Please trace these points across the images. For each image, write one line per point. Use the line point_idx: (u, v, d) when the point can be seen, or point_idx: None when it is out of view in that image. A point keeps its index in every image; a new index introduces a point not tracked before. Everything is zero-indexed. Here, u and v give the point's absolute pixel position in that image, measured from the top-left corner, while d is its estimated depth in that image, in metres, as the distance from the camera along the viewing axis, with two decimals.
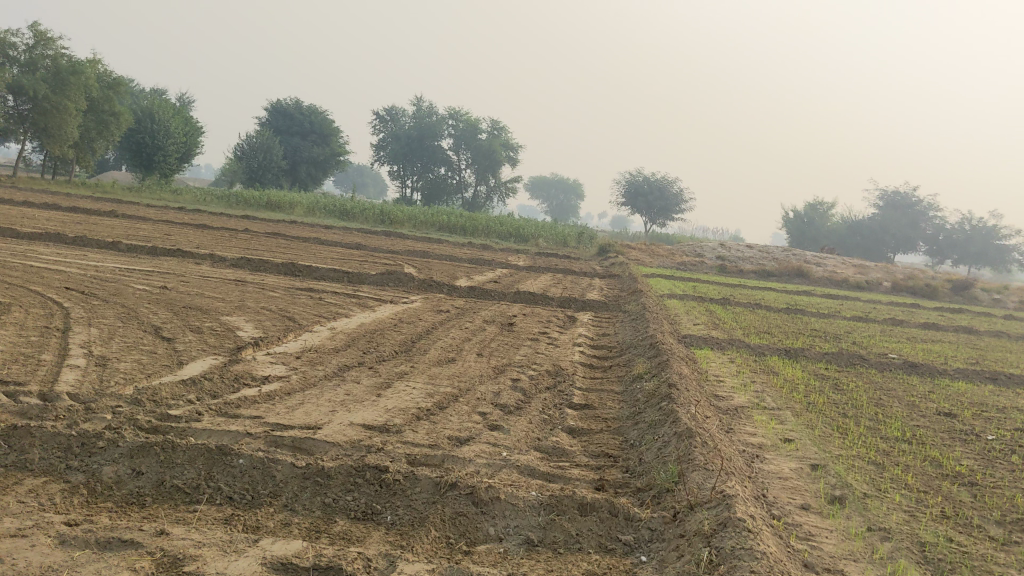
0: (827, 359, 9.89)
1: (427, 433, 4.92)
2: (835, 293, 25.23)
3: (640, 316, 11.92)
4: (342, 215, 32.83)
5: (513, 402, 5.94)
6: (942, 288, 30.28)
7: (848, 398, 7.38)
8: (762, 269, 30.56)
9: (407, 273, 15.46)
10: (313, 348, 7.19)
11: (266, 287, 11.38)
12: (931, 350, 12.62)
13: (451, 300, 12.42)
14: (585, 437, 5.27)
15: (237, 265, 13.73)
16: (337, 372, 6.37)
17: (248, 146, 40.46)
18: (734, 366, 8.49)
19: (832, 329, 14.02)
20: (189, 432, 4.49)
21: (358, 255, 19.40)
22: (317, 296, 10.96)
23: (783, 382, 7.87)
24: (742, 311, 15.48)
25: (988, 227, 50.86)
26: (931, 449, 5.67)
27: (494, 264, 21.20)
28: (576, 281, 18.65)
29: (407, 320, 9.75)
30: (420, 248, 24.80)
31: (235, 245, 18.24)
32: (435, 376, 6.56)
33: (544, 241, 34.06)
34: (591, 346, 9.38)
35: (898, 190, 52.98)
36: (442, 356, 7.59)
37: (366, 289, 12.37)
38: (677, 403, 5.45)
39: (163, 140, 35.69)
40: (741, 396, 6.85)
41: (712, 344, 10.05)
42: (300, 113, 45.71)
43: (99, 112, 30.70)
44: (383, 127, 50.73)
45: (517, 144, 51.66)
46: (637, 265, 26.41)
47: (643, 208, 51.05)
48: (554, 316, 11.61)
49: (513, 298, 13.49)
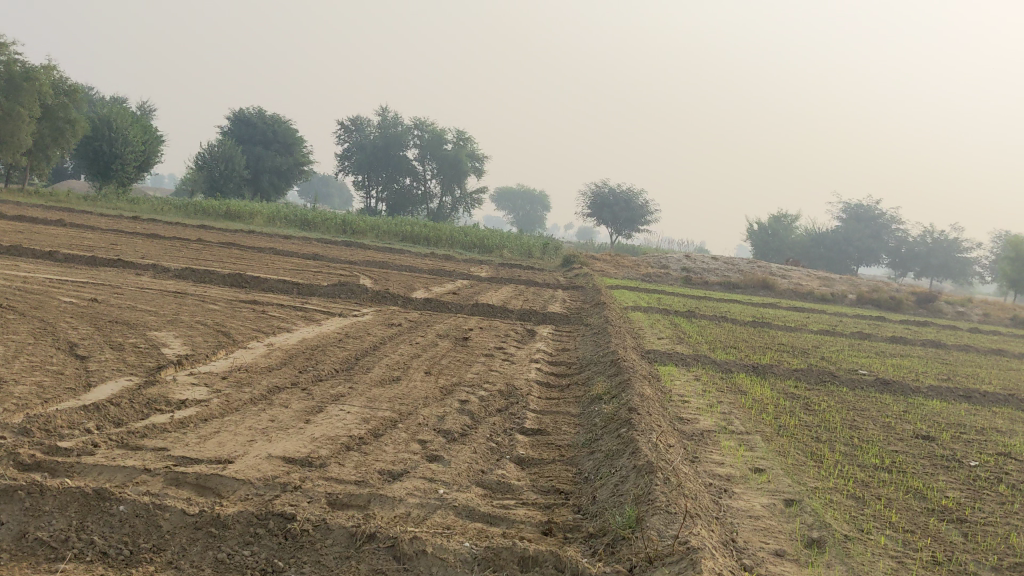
0: (796, 376, 9.43)
1: (353, 467, 4.35)
2: (801, 306, 24.96)
3: (602, 330, 11.41)
4: (303, 225, 32.08)
5: (457, 428, 5.39)
6: (906, 301, 30.18)
7: (820, 420, 6.91)
8: (727, 282, 30.29)
9: (361, 284, 14.89)
10: (242, 367, 6.60)
11: (206, 300, 10.72)
12: (900, 366, 12.23)
13: (405, 313, 11.83)
14: (534, 469, 4.72)
15: (180, 276, 13.05)
16: (265, 396, 5.78)
17: (210, 154, 39.53)
18: (699, 384, 8.00)
19: (799, 343, 13.60)
20: (76, 470, 3.90)
21: (313, 265, 18.77)
22: (261, 309, 10.33)
23: (751, 402, 7.38)
24: (707, 325, 15.04)
25: (948, 239, 51.84)
26: (913, 479, 5.20)
27: (454, 276, 20.66)
28: (538, 293, 18.15)
29: (354, 335, 9.17)
30: (380, 258, 24.19)
31: (184, 255, 17.52)
32: (375, 399, 6.00)
33: (508, 252, 33.54)
34: (549, 362, 8.85)
35: (861, 203, 53.22)
36: (387, 374, 7.03)
37: (314, 302, 11.74)
38: (638, 429, 4.94)
39: (121, 148, 34.74)
40: (708, 420, 6.34)
41: (676, 360, 9.56)
42: (263, 122, 44.88)
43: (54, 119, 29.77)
44: (347, 138, 50.00)
45: (483, 155, 51.19)
46: (600, 275, 26.02)
47: (609, 220, 50.72)
48: (512, 330, 11.07)
49: (470, 311, 12.93)
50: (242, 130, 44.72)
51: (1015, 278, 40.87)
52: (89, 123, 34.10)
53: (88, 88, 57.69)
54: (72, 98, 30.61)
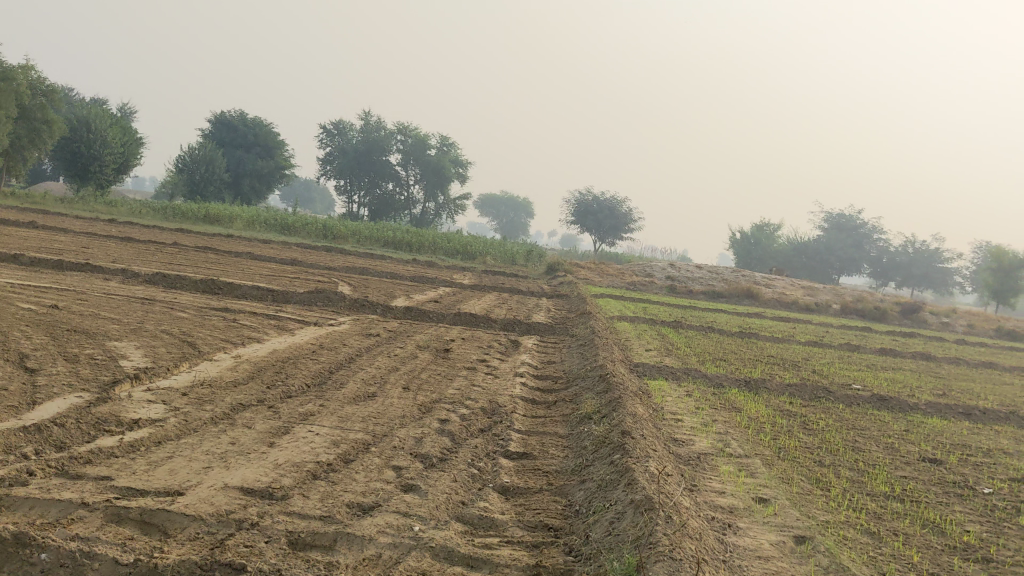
0: (790, 391, 9.06)
1: (318, 500, 3.92)
2: (787, 316, 24.66)
3: (587, 342, 11.01)
4: (283, 230, 31.52)
5: (435, 452, 4.98)
6: (891, 311, 30.00)
7: (820, 441, 6.53)
8: (711, 291, 29.98)
9: (340, 291, 14.43)
10: (206, 382, 6.15)
11: (175, 307, 10.24)
12: (893, 380, 11.88)
13: (383, 322, 11.39)
14: (520, 500, 4.31)
15: (150, 282, 12.56)
16: (227, 415, 5.33)
17: (190, 157, 38.89)
18: (692, 401, 7.61)
19: (789, 356, 13.24)
20: (4, 505, 3.47)
21: (291, 271, 18.29)
22: (231, 318, 9.86)
23: (747, 420, 6.99)
24: (695, 336, 14.67)
25: (929, 249, 52.08)
26: (928, 510, 4.83)
27: (436, 283, 20.26)
28: (521, 301, 17.73)
29: (328, 346, 8.73)
30: (361, 264, 23.71)
31: (158, 259, 17.00)
32: (348, 418, 5.57)
33: (492, 259, 33.15)
34: (534, 376, 8.44)
35: (842, 212, 53.17)
36: (363, 390, 6.61)
37: (289, 310, 11.29)
38: (634, 455, 4.54)
39: (99, 150, 34.07)
40: (704, 441, 5.94)
41: (666, 374, 9.17)
42: (244, 125, 44.31)
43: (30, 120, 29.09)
44: (330, 142, 49.48)
45: (466, 160, 50.82)
46: (585, 284, 25.67)
47: (593, 227, 50.40)
48: (495, 341, 10.64)
49: (452, 320, 12.51)
50: (223, 133, 44.12)
51: (998, 289, 40.80)
52: (67, 124, 33.44)
53: (68, 90, 56.93)
54: (50, 99, 30.01)
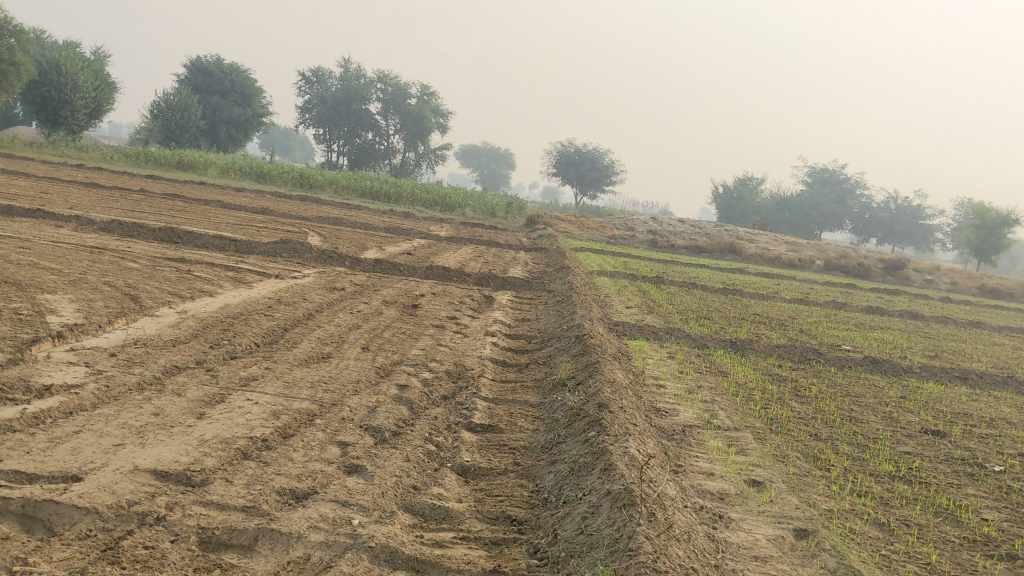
0: (777, 353, 8.56)
1: (244, 485, 3.37)
2: (770, 272, 24.23)
3: (565, 298, 10.46)
4: (258, 178, 30.64)
5: (388, 425, 4.41)
6: (874, 268, 29.62)
7: (814, 411, 6.04)
8: (694, 245, 29.46)
9: (309, 242, 13.76)
10: (140, 340, 5.53)
11: (125, 257, 9.55)
12: (883, 341, 11.42)
13: (351, 275, 10.77)
14: (482, 485, 3.76)
15: (105, 229, 11.83)
16: (156, 381, 4.72)
17: (165, 103, 37.74)
18: (675, 364, 7.09)
19: (774, 314, 12.75)
20: None
21: (260, 220, 17.55)
22: (185, 269, 9.19)
23: (736, 387, 6.48)
24: (677, 292, 14.14)
25: (911, 206, 51.72)
26: (938, 495, 4.35)
27: (412, 234, 19.61)
28: (499, 254, 17.12)
29: (286, 301, 8.11)
30: (335, 214, 22.98)
31: (119, 207, 16.21)
32: (296, 384, 5.00)
33: (471, 210, 32.48)
34: (507, 335, 7.89)
35: (826, 167, 52.64)
36: (317, 351, 6.03)
37: (251, 262, 10.62)
38: (613, 433, 4.00)
39: (69, 94, 32.87)
40: (689, 411, 5.41)
41: (648, 334, 8.64)
42: (220, 70, 43.11)
43: None
44: (308, 89, 48.30)
45: (447, 110, 49.84)
46: (565, 238, 25.10)
47: (574, 180, 49.69)
48: (468, 297, 10.06)
49: (423, 274, 11.92)
50: (199, 79, 42.91)
51: (980, 247, 40.47)
52: (36, 66, 32.20)
53: (38, 30, 55.06)
54: (17, 39, 28.84)
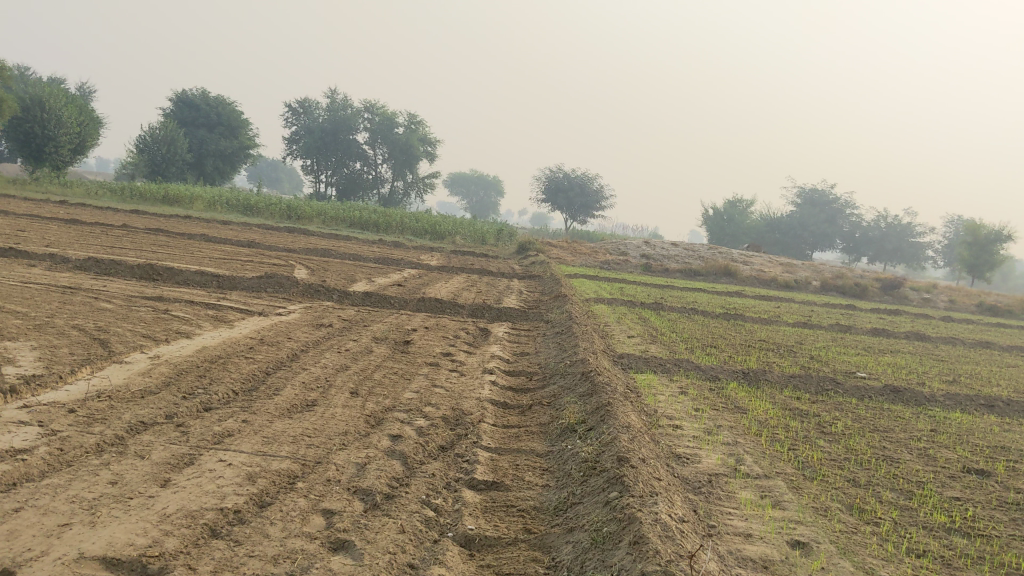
0: (792, 384, 8.08)
1: (211, 574, 2.85)
2: (768, 294, 23.79)
3: (564, 329, 9.98)
4: (245, 211, 30.14)
5: (380, 485, 3.90)
6: (871, 288, 29.22)
7: (844, 450, 5.56)
8: (688, 269, 29.03)
9: (294, 276, 13.24)
10: (103, 395, 5.00)
11: (99, 297, 9.01)
12: (896, 365, 10.95)
13: (339, 310, 10.25)
14: (489, 560, 3.26)
15: (81, 268, 11.29)
16: (117, 441, 4.19)
17: (151, 137, 37.27)
18: (689, 401, 6.59)
19: (780, 339, 12.28)
20: None
21: (245, 254, 17.02)
22: (162, 309, 8.66)
23: (757, 425, 6.00)
24: (678, 319, 13.65)
25: (902, 224, 51.45)
26: (1003, 550, 3.86)
27: (402, 265, 19.12)
28: (491, 284, 16.65)
29: (269, 340, 7.58)
30: (324, 246, 22.51)
31: (99, 243, 15.67)
32: (278, 438, 4.47)
33: (461, 238, 32.03)
34: (506, 372, 7.40)
35: (815, 188, 52.44)
36: (301, 397, 5.51)
37: (233, 299, 10.10)
38: (637, 495, 3.50)
39: (53, 130, 32.34)
40: (712, 458, 4.93)
41: (656, 367, 8.16)
42: (206, 103, 42.72)
43: None
44: (295, 121, 47.95)
45: (435, 138, 49.51)
46: (558, 265, 24.64)
47: (564, 206, 49.34)
48: (463, 331, 9.57)
49: (414, 306, 11.43)
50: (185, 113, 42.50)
51: (973, 263, 40.15)
52: (19, 103, 31.72)
53: (22, 67, 54.63)
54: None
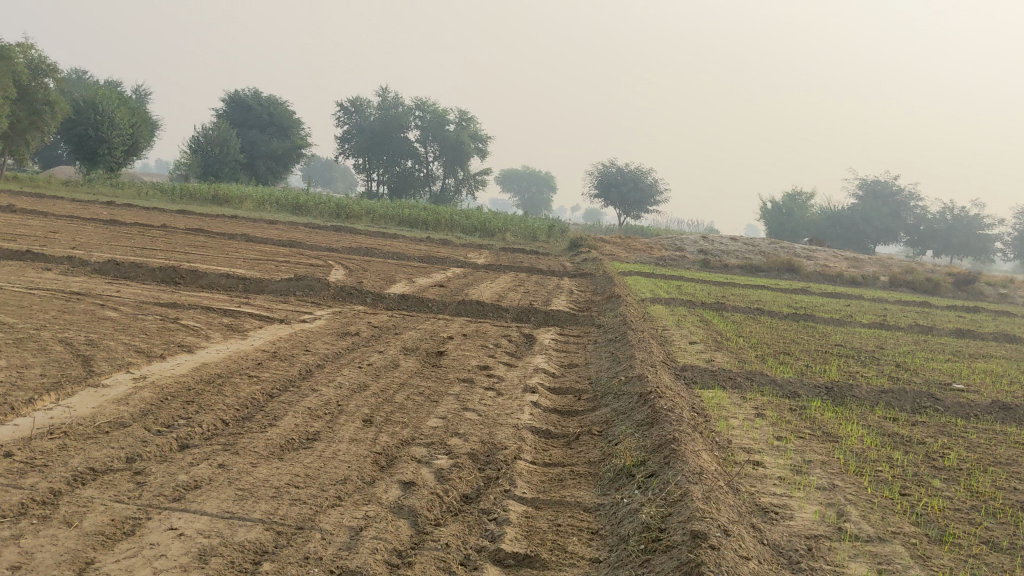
0: (883, 402, 6.97)
1: None
2: (835, 292, 22.41)
3: (618, 335, 8.96)
4: (294, 210, 29.52)
5: (374, 566, 2.94)
6: (944, 283, 27.62)
7: (967, 493, 4.45)
8: (749, 265, 27.73)
9: (328, 278, 12.39)
10: (54, 432, 4.09)
11: (107, 304, 8.22)
12: (993, 373, 9.71)
13: (371, 316, 9.35)
14: None
15: (101, 272, 10.55)
16: (48, 501, 3.28)
17: (204, 137, 36.95)
18: (769, 429, 5.55)
19: (858, 344, 11.10)
20: None
21: (284, 254, 16.27)
22: (171, 318, 7.82)
23: (855, 460, 4.92)
24: (743, 321, 12.55)
25: (969, 216, 49.10)
26: None
27: (448, 264, 18.28)
28: (541, 283, 15.67)
29: (284, 354, 6.67)
30: (369, 244, 21.75)
31: (132, 244, 15.02)
32: (257, 491, 3.54)
33: (511, 235, 31.03)
34: (551, 389, 6.42)
35: (878, 179, 50.27)
36: (302, 429, 4.58)
37: (255, 304, 9.26)
38: None
39: (107, 132, 32.01)
40: (808, 512, 3.89)
41: (725, 382, 7.10)
42: (258, 103, 42.39)
43: (31, 101, 27.23)
44: (346, 120, 47.46)
45: (487, 135, 48.61)
46: (612, 261, 23.61)
47: (618, 201, 48.18)
48: (506, 339, 8.60)
49: (454, 310, 10.50)
50: (237, 113, 42.20)
51: None
52: (72, 105, 31.40)
53: (78, 71, 55.09)
54: (50, 77, 28.07)
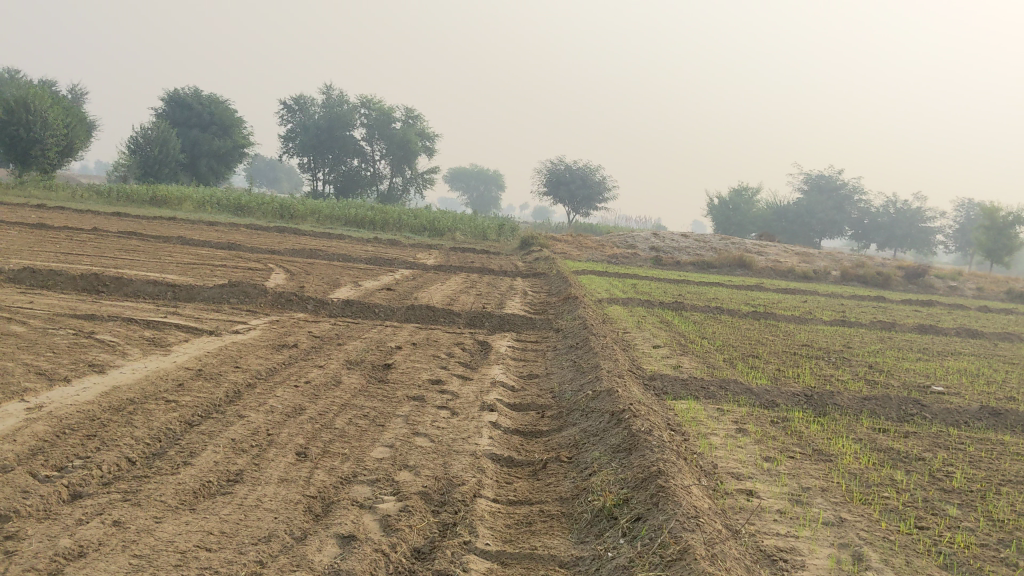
0: (867, 410, 6.46)
1: None
2: (790, 287, 22.08)
3: (579, 340, 8.38)
4: (236, 211, 28.44)
5: None
6: (895, 277, 27.55)
7: (990, 524, 3.91)
8: (700, 261, 27.40)
9: (267, 283, 11.61)
10: None
11: (15, 318, 7.39)
12: (968, 373, 9.29)
13: (311, 325, 8.62)
14: None
15: (16, 280, 9.68)
16: None
17: (142, 137, 35.60)
18: (755, 448, 4.98)
19: (825, 344, 10.64)
20: None
21: (222, 258, 15.42)
22: (87, 331, 7.05)
23: (857, 484, 4.37)
24: (705, 321, 12.05)
25: (911, 209, 49.58)
26: None
27: (396, 265, 17.58)
28: (492, 284, 15.07)
29: (211, 372, 5.92)
30: (311, 246, 20.91)
31: (58, 250, 14.06)
32: (157, 558, 2.85)
33: (461, 233, 30.30)
34: (510, 405, 5.79)
35: (823, 173, 50.51)
36: (221, 469, 3.88)
37: (184, 314, 8.48)
38: None
39: (40, 132, 30.49)
40: (821, 557, 3.32)
41: (698, 393, 6.51)
42: (199, 102, 41.10)
43: None
44: (291, 118, 46.34)
45: (433, 133, 47.79)
46: (564, 260, 23.10)
47: (567, 199, 47.76)
48: (457, 347, 7.94)
49: (402, 316, 9.82)
50: (177, 112, 40.83)
51: (991, 248, 36.52)
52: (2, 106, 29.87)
53: (10, 72, 53.18)
54: None
